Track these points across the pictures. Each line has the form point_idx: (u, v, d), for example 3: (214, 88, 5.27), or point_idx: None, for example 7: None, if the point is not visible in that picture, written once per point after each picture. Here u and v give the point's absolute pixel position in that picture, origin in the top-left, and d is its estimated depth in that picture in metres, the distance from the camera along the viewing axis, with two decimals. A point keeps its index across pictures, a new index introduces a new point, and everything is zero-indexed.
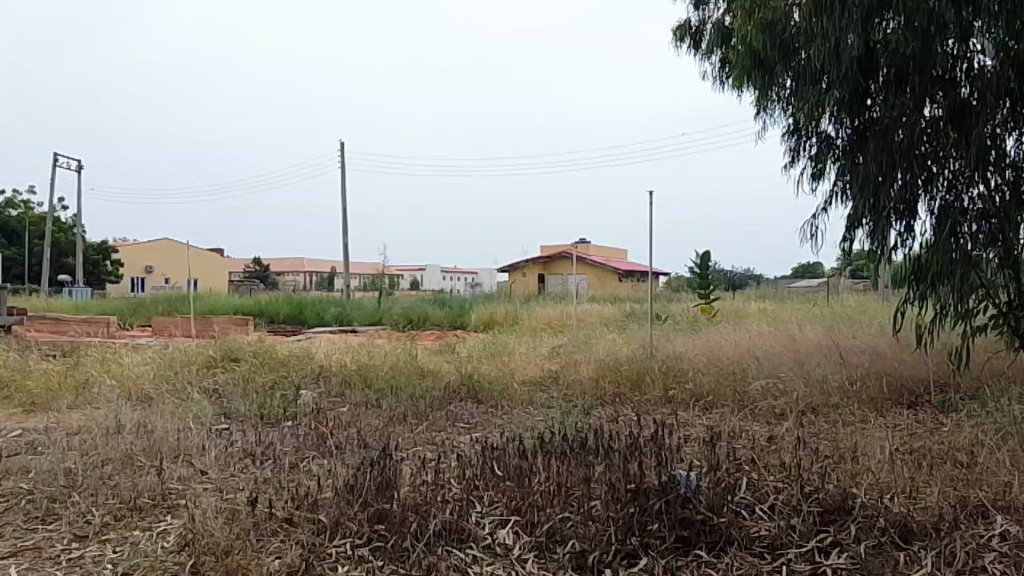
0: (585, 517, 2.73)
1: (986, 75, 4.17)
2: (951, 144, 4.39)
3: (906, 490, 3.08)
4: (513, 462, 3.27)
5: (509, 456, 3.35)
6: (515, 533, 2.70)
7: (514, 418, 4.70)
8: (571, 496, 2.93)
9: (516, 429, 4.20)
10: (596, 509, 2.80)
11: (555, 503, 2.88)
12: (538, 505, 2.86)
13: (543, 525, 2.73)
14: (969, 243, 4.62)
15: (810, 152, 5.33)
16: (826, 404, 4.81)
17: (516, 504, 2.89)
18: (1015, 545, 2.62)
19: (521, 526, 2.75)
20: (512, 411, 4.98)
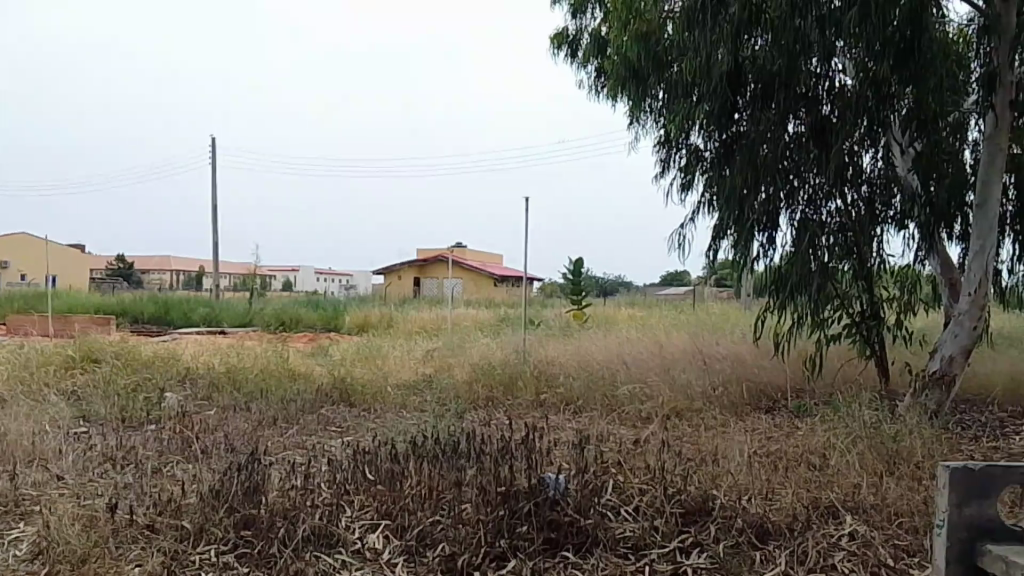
0: (455, 521, 2.73)
1: (845, 95, 4.47)
2: (811, 163, 4.67)
3: (762, 492, 3.19)
4: (385, 466, 3.23)
5: (381, 460, 3.31)
6: (385, 537, 2.67)
7: (386, 422, 4.65)
8: (442, 499, 2.91)
9: (388, 433, 4.16)
10: (467, 512, 2.80)
11: (425, 507, 2.86)
12: (409, 509, 2.84)
13: (413, 528, 2.71)
14: (826, 254, 4.84)
15: (679, 163, 5.51)
16: (690, 408, 4.94)
17: (387, 508, 2.86)
18: (863, 544, 2.75)
19: (391, 530, 2.72)
20: (384, 415, 4.92)
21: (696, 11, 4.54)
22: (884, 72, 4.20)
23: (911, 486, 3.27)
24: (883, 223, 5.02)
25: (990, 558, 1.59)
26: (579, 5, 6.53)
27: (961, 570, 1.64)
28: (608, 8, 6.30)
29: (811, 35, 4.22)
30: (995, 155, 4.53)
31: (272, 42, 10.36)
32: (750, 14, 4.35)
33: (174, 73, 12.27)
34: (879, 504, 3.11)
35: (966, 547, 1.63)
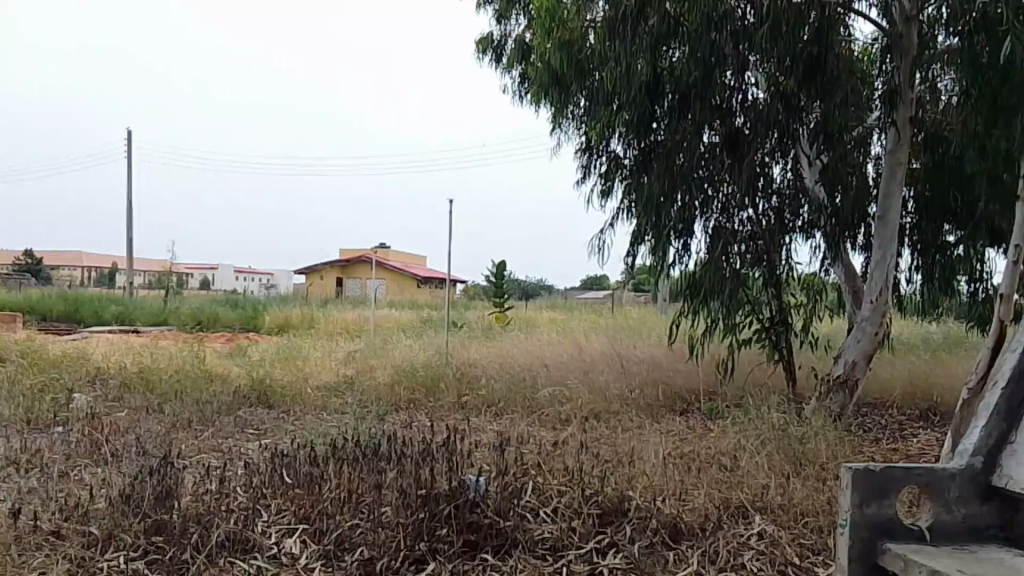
0: (375, 524, 2.74)
1: (756, 107, 4.61)
2: (724, 171, 4.78)
3: (676, 492, 3.28)
4: (303, 468, 3.21)
5: (299, 463, 3.28)
6: (302, 542, 2.66)
7: (305, 424, 4.62)
8: (361, 503, 2.92)
9: (307, 436, 4.14)
10: (386, 515, 2.80)
11: (344, 510, 2.87)
12: (327, 512, 2.83)
13: (332, 532, 2.72)
14: (737, 262, 5.01)
15: (600, 170, 5.60)
16: (608, 410, 5.02)
17: (305, 512, 2.86)
18: (771, 543, 2.85)
19: (309, 534, 2.73)
20: (303, 417, 4.89)
21: (615, 22, 4.63)
22: (795, 86, 4.37)
23: (815, 486, 3.40)
24: (792, 233, 5.15)
25: (891, 557, 1.42)
26: (504, 11, 6.59)
27: (861, 570, 1.46)
28: (532, 15, 6.37)
29: (725, 49, 4.39)
30: (896, 168, 4.74)
31: (191, 37, 10.15)
32: (668, 26, 4.44)
33: (88, 67, 11.92)
34: (785, 503, 3.22)
35: (866, 547, 1.46)
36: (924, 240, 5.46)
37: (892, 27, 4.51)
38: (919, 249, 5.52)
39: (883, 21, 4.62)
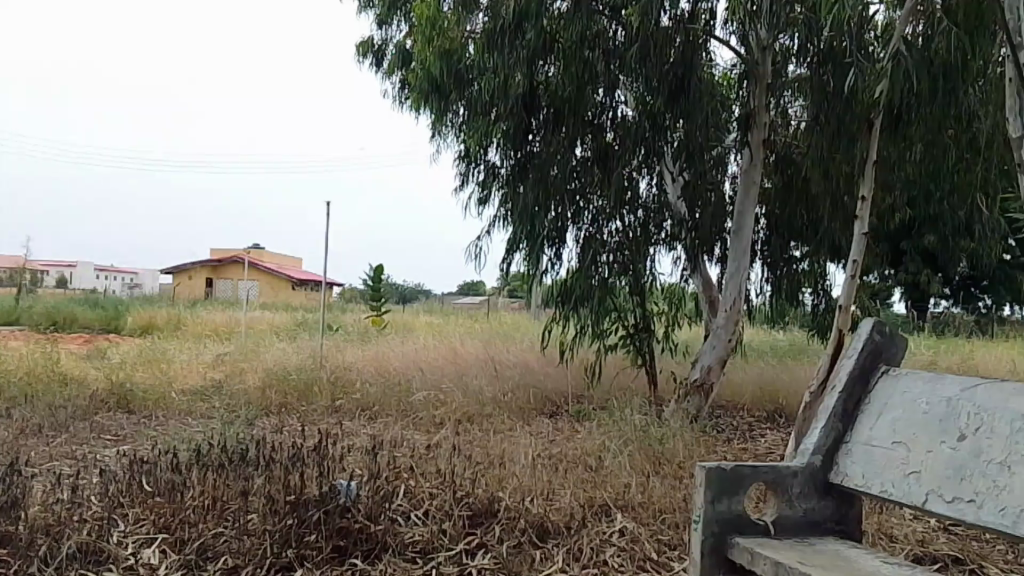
0: (240, 532, 2.76)
1: (625, 124, 4.91)
2: (592, 185, 5.08)
3: (543, 492, 3.40)
4: (164, 475, 3.17)
5: (160, 470, 3.24)
6: (161, 552, 2.65)
7: (168, 429, 4.55)
8: (226, 511, 2.91)
9: (171, 442, 4.08)
10: (253, 523, 2.82)
11: (207, 519, 2.86)
12: (190, 521, 2.82)
13: (193, 541, 2.71)
14: (605, 271, 5.24)
15: (478, 178, 5.72)
16: (481, 413, 5.13)
17: (165, 522, 2.83)
18: (631, 539, 3.02)
19: (169, 544, 2.71)
20: (166, 423, 4.80)
21: (494, 35, 4.75)
22: (660, 107, 4.66)
23: (673, 485, 3.58)
24: (654, 244, 5.46)
25: (738, 550, 1.90)
26: (386, 16, 6.63)
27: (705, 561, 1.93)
28: (413, 23, 6.43)
29: (597, 67, 4.75)
30: (750, 186, 5.04)
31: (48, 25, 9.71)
32: (544, 42, 4.74)
33: None
34: (644, 501, 3.38)
35: (715, 539, 1.94)
36: (772, 255, 5.79)
37: (749, 55, 4.82)
38: (768, 264, 5.85)
39: (740, 48, 4.90)
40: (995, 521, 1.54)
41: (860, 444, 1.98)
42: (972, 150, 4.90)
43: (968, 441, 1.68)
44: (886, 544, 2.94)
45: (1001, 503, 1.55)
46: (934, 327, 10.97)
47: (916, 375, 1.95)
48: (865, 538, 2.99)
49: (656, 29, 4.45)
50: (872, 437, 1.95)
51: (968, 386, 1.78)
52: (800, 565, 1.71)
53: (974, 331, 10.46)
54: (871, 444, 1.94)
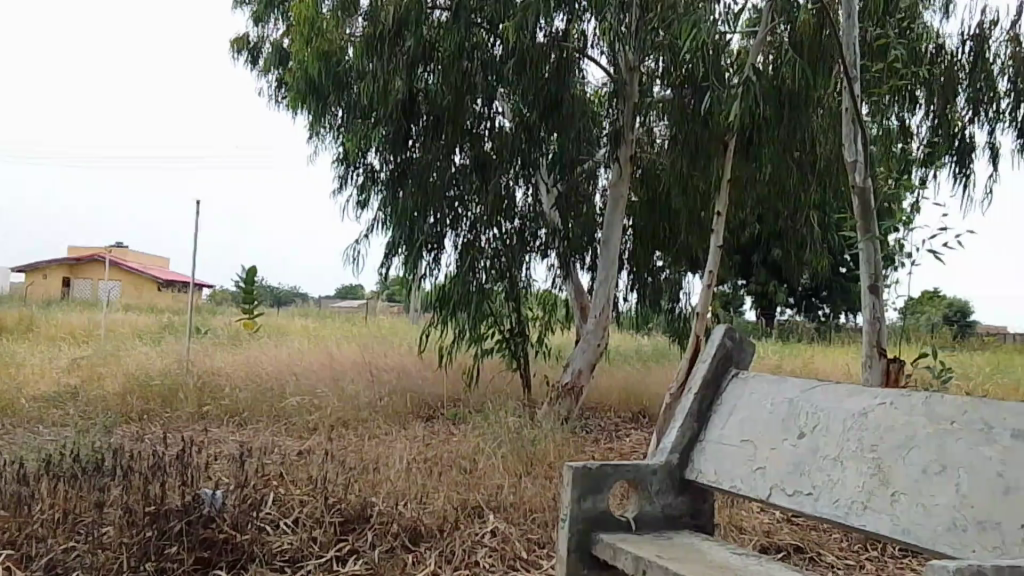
0: (94, 545, 2.73)
1: (502, 134, 5.16)
2: (472, 193, 5.25)
3: (417, 496, 3.48)
4: (12, 487, 3.10)
5: (9, 481, 3.16)
6: (7, 570, 2.61)
7: (19, 438, 4.42)
8: (80, 525, 2.89)
9: (23, 451, 3.98)
10: (108, 535, 2.79)
11: (58, 533, 2.83)
12: (38, 536, 2.80)
13: (42, 557, 2.67)
14: (482, 277, 5.39)
15: (357, 181, 5.81)
16: (356, 418, 5.17)
17: (12, 537, 2.81)
18: (502, 539, 3.16)
19: (15, 561, 2.68)
20: (18, 430, 4.66)
21: (373, 40, 4.95)
22: (534, 121, 5.04)
23: (543, 484, 3.74)
24: (529, 252, 5.63)
25: (602, 546, 2.05)
26: (262, 16, 6.62)
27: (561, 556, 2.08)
28: (289, 23, 6.45)
29: (476, 78, 5.01)
30: (618, 200, 5.35)
31: None
32: (424, 50, 4.96)
33: None
34: (515, 501, 3.53)
35: (582, 537, 2.08)
36: (639, 264, 6.07)
37: (618, 74, 5.19)
38: (634, 273, 6.13)
39: (610, 68, 5.29)
40: (828, 511, 1.77)
41: (713, 442, 2.19)
42: (814, 172, 5.31)
43: (807, 438, 1.92)
44: (736, 536, 3.18)
45: (834, 496, 1.78)
46: (780, 332, 11.59)
47: (759, 379, 2.20)
48: (718, 531, 3.22)
49: (532, 44, 4.83)
50: (724, 436, 2.17)
51: (807, 389, 2.03)
52: (659, 559, 1.87)
53: (815, 336, 11.11)
54: (722, 442, 2.17)
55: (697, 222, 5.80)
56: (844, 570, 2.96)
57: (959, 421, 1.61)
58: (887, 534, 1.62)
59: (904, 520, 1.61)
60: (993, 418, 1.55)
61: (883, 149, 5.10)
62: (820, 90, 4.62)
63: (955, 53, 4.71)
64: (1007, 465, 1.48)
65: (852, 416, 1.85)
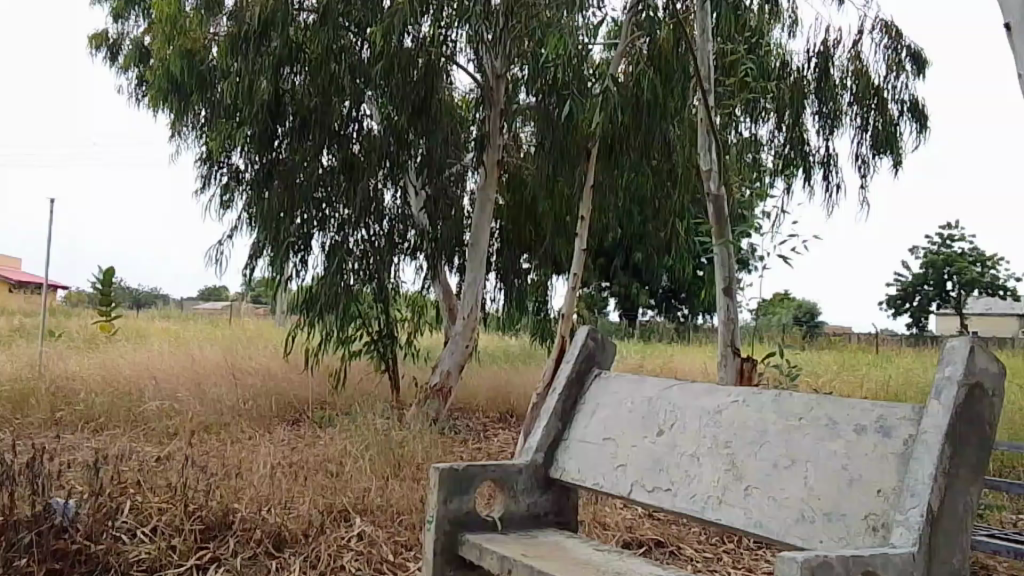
0: None
1: (371, 136, 5.15)
2: (340, 195, 5.20)
3: (281, 500, 3.40)
4: None
5: None
6: None
7: None
8: None
9: None
10: None
11: None
12: None
13: None
14: (351, 279, 5.31)
15: (221, 181, 5.69)
16: (219, 422, 5.03)
17: None
18: (368, 543, 3.14)
19: None
20: None
21: (238, 39, 4.94)
22: (403, 123, 5.02)
23: (410, 486, 3.74)
24: (398, 253, 5.62)
25: (468, 545, 2.07)
26: (121, 9, 6.39)
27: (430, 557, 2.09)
28: (151, 19, 6.24)
29: (343, 80, 4.98)
30: (485, 203, 5.41)
31: None
32: (290, 50, 4.91)
33: None
34: (382, 504, 3.51)
35: (448, 536, 2.09)
36: (506, 266, 6.12)
37: (485, 80, 5.24)
38: (501, 274, 6.19)
39: (477, 75, 5.31)
40: (686, 506, 1.83)
41: (576, 441, 2.24)
42: (672, 178, 5.49)
43: (665, 435, 1.99)
44: (599, 532, 3.25)
45: (692, 491, 1.85)
46: (641, 332, 11.89)
47: (619, 378, 2.28)
48: (581, 527, 3.29)
49: (399, 48, 4.84)
50: (587, 434, 2.23)
51: (664, 388, 2.11)
52: (523, 557, 1.90)
53: (673, 337, 11.45)
54: (585, 440, 2.22)
55: (562, 226, 5.91)
56: (701, 563, 3.07)
57: (805, 418, 1.71)
58: (742, 528, 1.69)
59: (757, 513, 1.69)
60: (837, 415, 1.66)
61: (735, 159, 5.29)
62: (678, 101, 4.78)
63: (802, 69, 4.94)
64: (851, 458, 1.58)
65: (707, 414, 1.93)
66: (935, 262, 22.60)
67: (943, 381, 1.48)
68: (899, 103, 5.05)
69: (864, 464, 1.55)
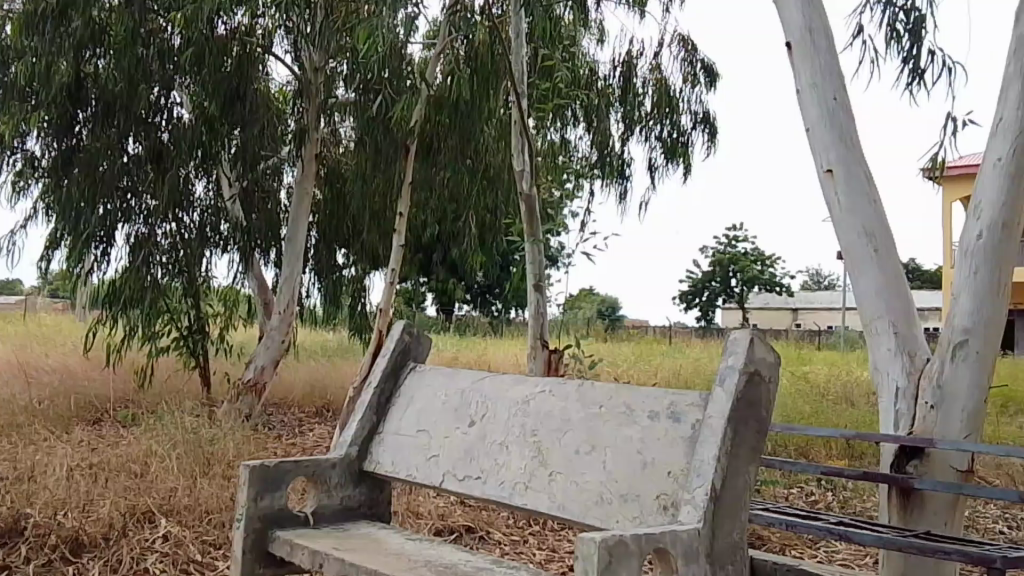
0: None
1: (180, 126, 4.99)
2: (147, 185, 5.02)
3: (78, 504, 3.24)
4: None
5: None
6: None
7: None
8: None
9: None
10: None
11: None
12: None
13: None
14: (157, 273, 5.15)
15: (14, 167, 5.41)
16: (11, 423, 4.72)
17: None
18: (174, 544, 3.06)
19: None
20: None
21: (33, 17, 4.67)
22: (214, 113, 4.92)
23: (220, 484, 3.65)
24: (210, 247, 5.47)
25: (279, 542, 2.07)
26: None
27: (241, 555, 2.08)
28: None
29: (151, 66, 4.86)
30: (304, 197, 5.35)
31: None
32: (92, 31, 4.71)
33: None
34: (189, 503, 3.41)
35: (258, 534, 2.09)
36: (321, 260, 6.08)
37: (303, 74, 5.22)
38: (317, 270, 6.14)
39: (294, 67, 5.29)
40: (494, 493, 1.92)
41: (391, 434, 2.29)
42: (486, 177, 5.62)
43: (477, 425, 2.07)
44: (412, 521, 3.31)
45: (500, 478, 1.93)
46: (457, 325, 12.06)
47: (434, 371, 2.34)
48: (394, 518, 3.33)
49: (210, 35, 4.75)
50: (401, 427, 2.28)
51: (476, 379, 2.19)
52: (334, 551, 1.93)
53: (488, 330, 11.68)
54: (399, 433, 2.27)
55: (379, 221, 5.92)
56: (508, 546, 3.19)
57: (605, 405, 1.83)
58: (546, 511, 1.79)
59: (560, 497, 1.79)
60: (634, 402, 1.78)
61: (546, 160, 5.47)
62: (492, 103, 4.89)
63: (608, 77, 5.17)
64: (645, 444, 1.71)
65: (516, 404, 2.02)
66: (727, 262, 24.11)
67: (726, 369, 1.62)
68: (692, 114, 5.39)
69: (657, 448, 1.68)
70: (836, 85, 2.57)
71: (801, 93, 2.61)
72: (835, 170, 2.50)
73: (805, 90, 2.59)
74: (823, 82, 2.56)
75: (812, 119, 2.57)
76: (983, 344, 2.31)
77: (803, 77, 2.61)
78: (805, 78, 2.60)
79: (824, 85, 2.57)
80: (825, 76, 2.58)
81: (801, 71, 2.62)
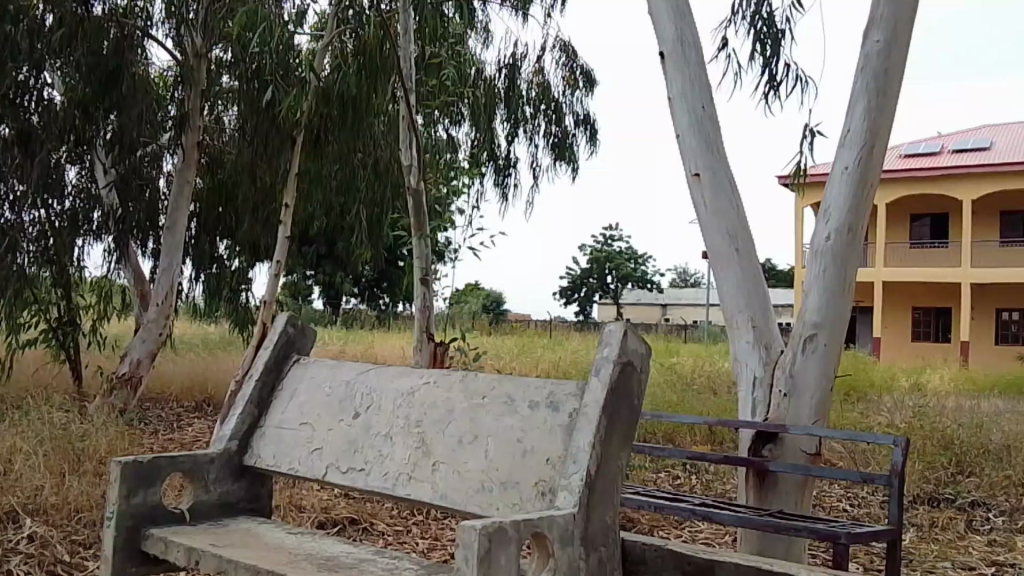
0: None
1: (51, 108, 4.83)
2: (13, 170, 4.82)
3: None
4: None
5: None
6: None
7: None
8: None
9: None
10: None
11: None
12: None
13: None
14: (25, 262, 4.92)
15: None
16: None
17: None
18: (40, 544, 3.01)
19: None
20: None
21: None
22: (91, 97, 4.84)
23: (89, 482, 3.59)
24: (81, 237, 5.38)
25: (152, 539, 2.08)
26: None
27: (114, 554, 2.08)
28: None
29: (21, 44, 4.56)
30: (184, 187, 5.26)
31: None
32: None
33: None
34: (56, 501, 3.34)
35: (131, 532, 2.10)
36: (201, 253, 5.99)
37: (184, 59, 5.11)
38: (197, 262, 6.05)
39: (175, 52, 5.20)
40: (378, 484, 1.99)
41: (273, 427, 2.33)
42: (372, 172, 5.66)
43: (361, 418, 2.14)
44: (294, 515, 3.33)
45: (383, 469, 2.01)
46: (342, 318, 12.01)
47: (317, 365, 2.39)
48: (276, 512, 3.36)
49: (85, 16, 4.66)
50: (283, 420, 2.32)
51: (362, 371, 2.25)
52: (211, 548, 1.96)
53: (373, 322, 11.68)
54: (281, 426, 2.31)
55: (263, 214, 5.88)
56: (392, 536, 3.27)
57: (488, 396, 1.93)
58: (428, 500, 1.88)
59: (442, 486, 1.88)
60: (514, 393, 1.89)
61: (433, 157, 5.56)
62: (379, 99, 4.93)
63: (493, 77, 5.29)
64: (525, 432, 1.81)
65: (401, 395, 2.10)
66: (605, 259, 24.74)
67: (602, 360, 1.74)
68: (575, 116, 5.56)
69: (535, 436, 1.79)
70: (704, 96, 2.75)
71: (672, 102, 2.77)
72: (703, 174, 2.67)
73: (676, 99, 2.76)
74: (692, 92, 2.73)
75: (682, 126, 2.74)
76: (830, 337, 2.51)
77: (675, 86, 2.77)
78: (676, 87, 2.77)
79: (693, 95, 2.74)
80: (695, 86, 2.75)
81: (673, 81, 2.77)
